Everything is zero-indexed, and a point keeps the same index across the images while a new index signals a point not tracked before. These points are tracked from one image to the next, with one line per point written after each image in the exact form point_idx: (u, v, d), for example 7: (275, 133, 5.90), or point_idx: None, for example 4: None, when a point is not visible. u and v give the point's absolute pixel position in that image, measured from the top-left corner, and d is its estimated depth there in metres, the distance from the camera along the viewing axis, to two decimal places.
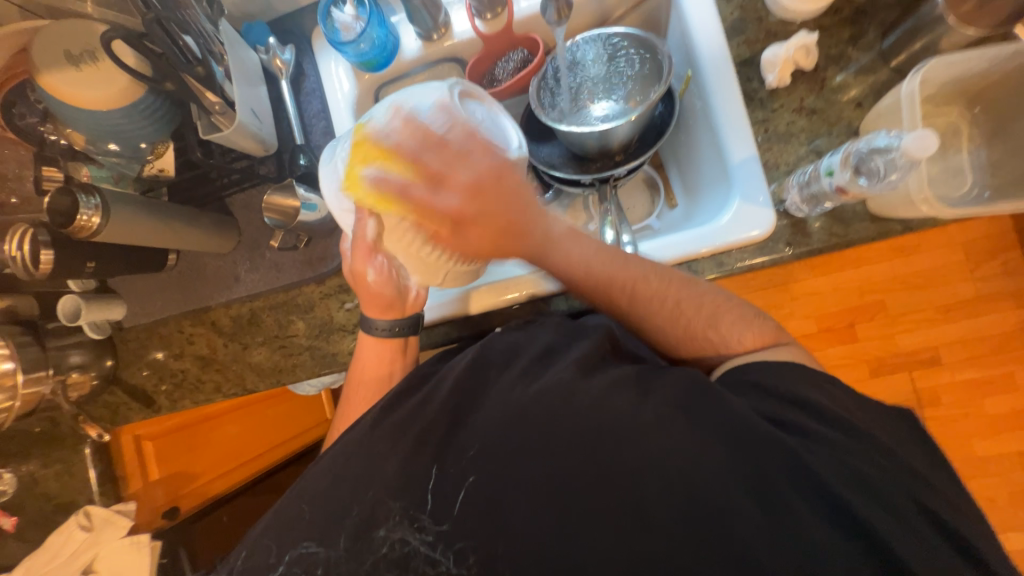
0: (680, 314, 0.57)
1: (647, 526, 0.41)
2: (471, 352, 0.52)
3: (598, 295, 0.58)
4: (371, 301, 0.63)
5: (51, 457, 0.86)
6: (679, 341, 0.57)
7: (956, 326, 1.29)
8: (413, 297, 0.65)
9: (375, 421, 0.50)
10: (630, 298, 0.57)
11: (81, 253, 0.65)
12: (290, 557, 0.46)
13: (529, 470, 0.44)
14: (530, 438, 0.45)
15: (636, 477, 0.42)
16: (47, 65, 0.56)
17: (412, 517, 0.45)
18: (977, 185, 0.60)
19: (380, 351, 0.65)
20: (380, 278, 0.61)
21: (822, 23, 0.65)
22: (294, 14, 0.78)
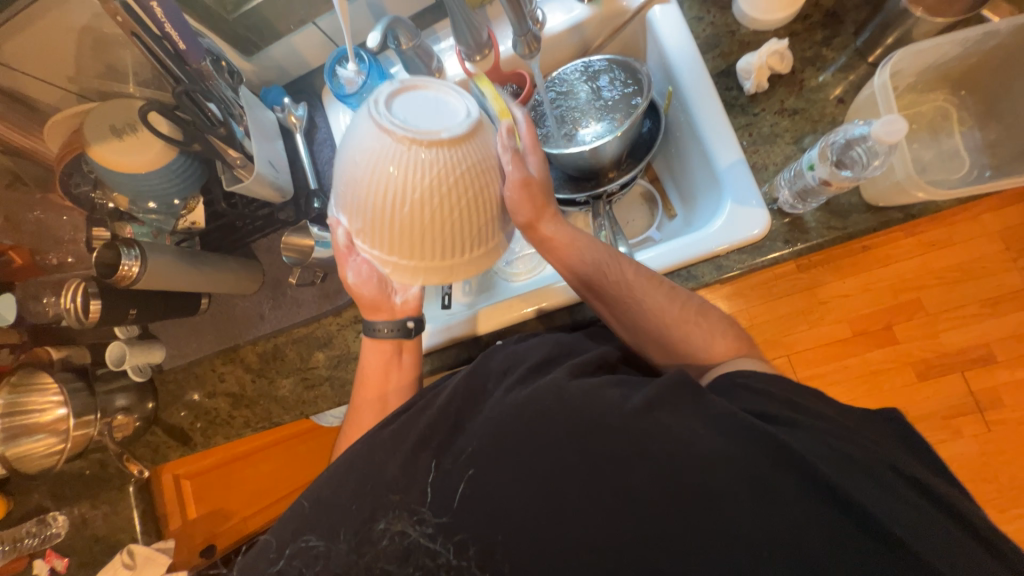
0: (676, 301, 0.59)
1: (646, 521, 0.41)
2: (470, 366, 0.55)
3: (592, 270, 0.61)
4: (371, 308, 0.66)
5: (100, 497, 0.92)
6: (671, 321, 0.58)
7: (1005, 319, 1.21)
8: (401, 302, 0.67)
9: (379, 429, 0.52)
10: (637, 277, 0.60)
11: (125, 301, 0.72)
12: (290, 550, 0.48)
13: (530, 473, 0.44)
14: (527, 441, 0.45)
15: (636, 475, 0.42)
16: (95, 139, 0.65)
17: (413, 511, 0.47)
18: (977, 166, 0.59)
19: (379, 354, 0.66)
20: (360, 279, 0.64)
21: (794, 28, 0.67)
22: (306, 76, 0.87)
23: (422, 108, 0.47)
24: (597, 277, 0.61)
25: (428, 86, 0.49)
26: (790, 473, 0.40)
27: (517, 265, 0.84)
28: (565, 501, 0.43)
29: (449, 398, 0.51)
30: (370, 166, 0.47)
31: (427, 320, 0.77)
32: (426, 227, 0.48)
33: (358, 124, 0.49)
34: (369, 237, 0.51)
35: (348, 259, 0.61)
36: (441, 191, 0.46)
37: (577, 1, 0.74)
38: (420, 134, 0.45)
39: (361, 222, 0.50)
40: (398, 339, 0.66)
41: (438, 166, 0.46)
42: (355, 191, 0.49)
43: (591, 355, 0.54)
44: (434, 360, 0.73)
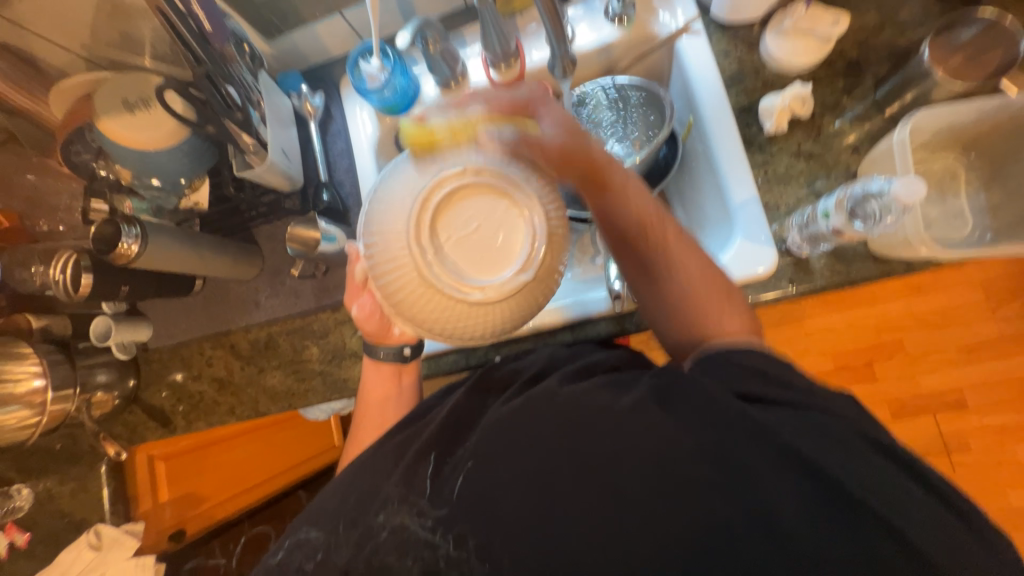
0: (710, 278, 0.55)
1: (640, 552, 0.40)
2: (471, 382, 0.56)
3: (633, 224, 0.56)
4: (372, 334, 0.64)
5: (68, 474, 0.89)
6: (700, 296, 0.55)
7: (980, 368, 1.25)
8: (399, 332, 0.64)
9: (381, 442, 0.54)
10: (677, 239, 0.56)
11: (118, 277, 0.70)
12: (290, 542, 0.50)
13: (524, 493, 0.43)
14: (524, 459, 0.44)
15: (636, 505, 0.41)
16: (105, 111, 0.62)
17: (412, 503, 0.47)
18: (978, 228, 0.61)
19: (380, 374, 0.65)
20: (363, 314, 0.63)
21: (818, 73, 0.68)
22: (326, 64, 0.85)
23: (483, 220, 0.47)
24: (638, 229, 0.56)
25: (511, 207, 0.47)
26: (788, 506, 0.39)
27: None
28: (562, 524, 0.42)
29: (449, 412, 0.52)
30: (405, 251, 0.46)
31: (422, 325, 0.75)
32: (430, 329, 0.48)
33: (413, 189, 0.47)
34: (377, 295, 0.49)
35: (355, 293, 0.64)
36: (461, 320, 0.47)
37: (608, 21, 0.73)
38: (463, 279, 0.45)
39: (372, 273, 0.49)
40: (397, 363, 0.65)
41: (462, 308, 0.46)
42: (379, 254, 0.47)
43: (588, 364, 0.52)
44: (432, 365, 0.73)
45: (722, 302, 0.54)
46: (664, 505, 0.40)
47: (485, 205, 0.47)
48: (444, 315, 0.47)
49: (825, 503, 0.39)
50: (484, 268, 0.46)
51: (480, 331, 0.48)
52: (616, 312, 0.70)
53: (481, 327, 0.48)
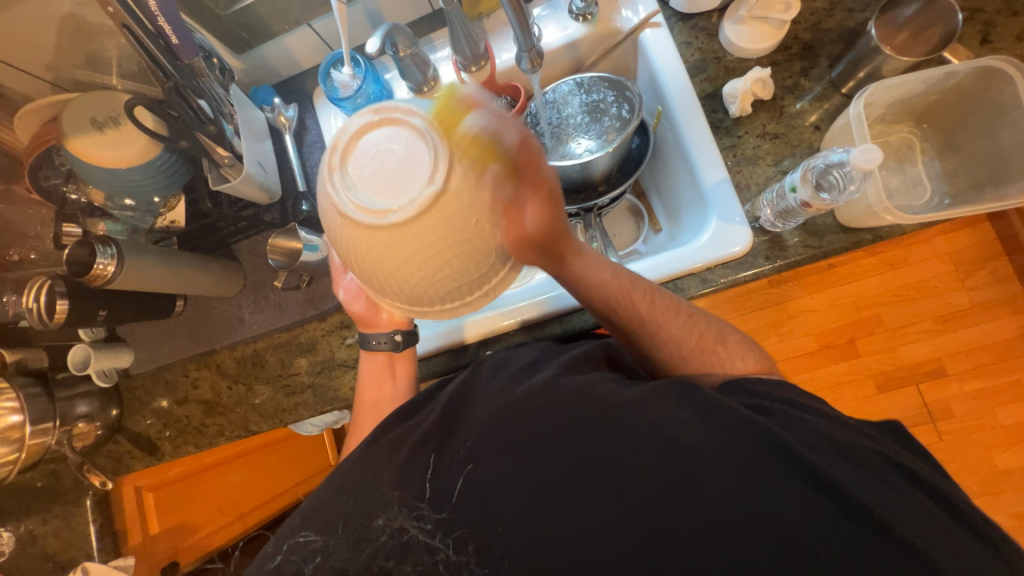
0: (694, 330, 0.58)
1: (636, 529, 0.41)
2: (462, 374, 0.54)
3: (602, 302, 0.59)
4: (361, 323, 0.66)
5: (52, 511, 0.86)
6: (690, 352, 0.57)
7: (955, 336, 1.30)
8: (387, 316, 0.66)
9: (372, 439, 0.52)
10: (651, 307, 0.58)
11: (95, 301, 0.68)
12: (289, 545, 0.48)
13: (524, 475, 0.44)
14: (524, 444, 0.45)
15: (628, 479, 0.42)
16: (74, 131, 0.62)
17: (412, 507, 0.46)
18: (937, 194, 0.64)
19: (373, 365, 0.66)
20: (351, 294, 0.66)
21: (776, 58, 0.71)
22: (297, 76, 0.86)
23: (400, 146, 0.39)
24: (610, 306, 0.58)
25: (408, 121, 0.39)
26: (773, 467, 0.41)
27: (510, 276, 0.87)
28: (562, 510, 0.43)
29: (442, 410, 0.51)
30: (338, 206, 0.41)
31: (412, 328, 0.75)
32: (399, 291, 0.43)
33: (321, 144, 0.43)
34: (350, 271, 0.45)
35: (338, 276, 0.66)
36: (412, 266, 0.40)
37: (572, 19, 0.76)
38: (369, 211, 0.38)
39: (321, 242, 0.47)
40: (392, 352, 0.66)
41: (383, 246, 0.39)
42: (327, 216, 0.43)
43: (578, 350, 0.54)
44: (424, 368, 0.73)
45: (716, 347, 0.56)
46: (662, 479, 0.41)
47: (384, 131, 0.40)
48: (372, 261, 0.41)
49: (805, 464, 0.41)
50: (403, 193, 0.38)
51: (422, 272, 0.41)
52: None
53: (420, 263, 0.40)
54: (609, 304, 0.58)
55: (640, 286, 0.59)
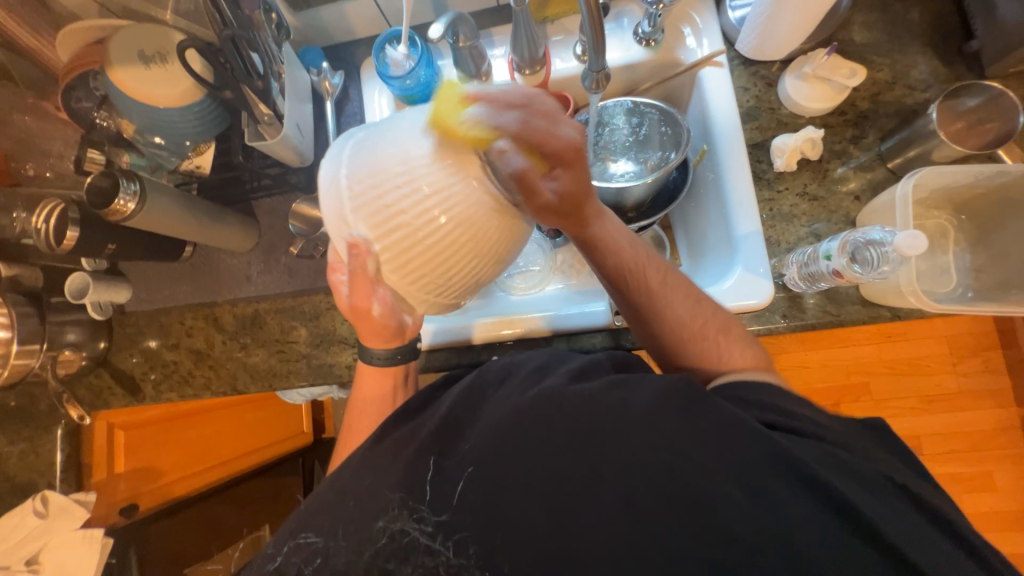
0: (696, 317, 0.56)
1: (650, 568, 0.38)
2: (467, 378, 0.52)
3: (614, 269, 0.58)
4: (387, 332, 0.57)
5: (22, 433, 0.86)
6: (690, 336, 0.56)
7: (938, 417, 1.31)
8: (412, 325, 0.58)
9: (377, 438, 0.51)
10: (660, 283, 0.57)
11: (106, 234, 0.67)
12: (289, 548, 0.46)
13: (533, 498, 0.42)
14: (535, 454, 0.43)
15: (651, 523, 0.39)
16: (118, 60, 0.60)
17: (412, 509, 0.45)
18: (961, 285, 0.65)
19: (376, 379, 0.62)
20: (385, 312, 0.53)
21: (829, 121, 0.71)
22: (348, 44, 0.84)
23: (533, 122, 0.45)
24: (622, 273, 0.57)
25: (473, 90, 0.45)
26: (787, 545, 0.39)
27: (517, 279, 0.87)
28: (575, 544, 0.40)
29: (450, 406, 0.49)
30: (388, 203, 0.41)
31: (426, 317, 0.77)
32: (452, 278, 0.45)
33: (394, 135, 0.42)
34: (391, 266, 0.44)
35: (368, 288, 0.49)
36: (459, 259, 0.43)
37: (636, 42, 0.75)
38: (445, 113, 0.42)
39: (366, 209, 0.42)
40: (403, 364, 0.62)
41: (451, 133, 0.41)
42: (366, 205, 0.42)
43: (591, 357, 0.52)
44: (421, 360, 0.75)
45: (717, 336, 0.55)
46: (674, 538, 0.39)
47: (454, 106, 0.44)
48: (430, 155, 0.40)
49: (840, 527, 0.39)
50: (446, 185, 0.40)
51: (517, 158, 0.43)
52: (613, 327, 0.72)
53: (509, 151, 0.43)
54: (617, 267, 0.57)
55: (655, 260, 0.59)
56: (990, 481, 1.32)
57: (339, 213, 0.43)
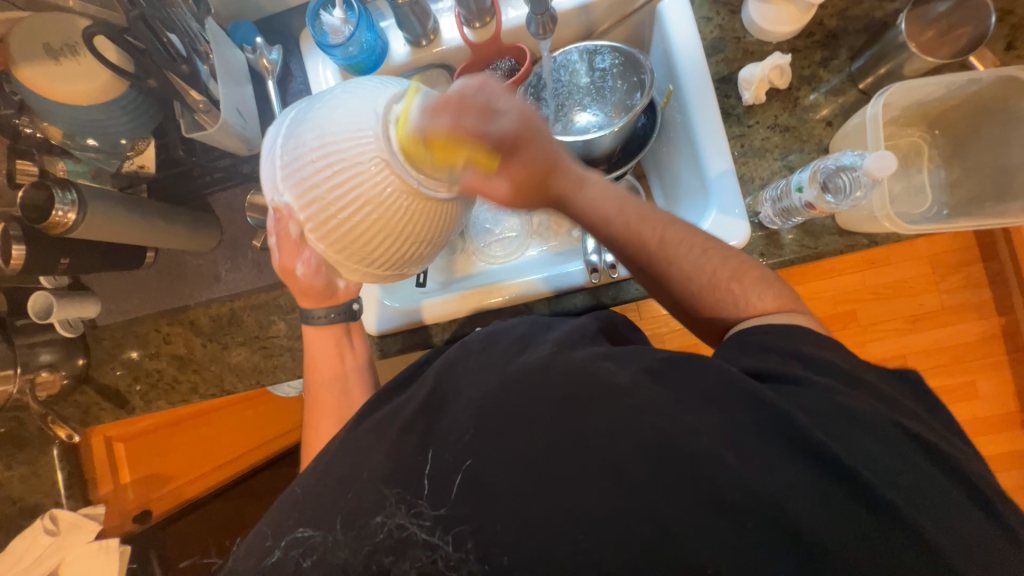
0: (704, 268, 0.54)
1: (636, 519, 0.39)
2: (449, 354, 0.53)
3: (621, 237, 0.57)
4: (316, 294, 0.61)
5: (16, 458, 0.83)
6: (700, 290, 0.54)
7: (923, 335, 1.35)
8: (344, 288, 0.62)
9: (356, 425, 0.51)
10: (664, 244, 0.55)
11: (55, 249, 0.63)
12: (286, 542, 0.46)
13: (520, 465, 0.42)
14: (514, 424, 0.43)
15: (635, 468, 0.40)
16: (24, 57, 0.55)
17: (410, 503, 0.44)
18: (937, 203, 0.64)
19: (327, 340, 0.66)
20: (309, 272, 0.56)
21: (796, 44, 0.68)
22: (282, 15, 0.78)
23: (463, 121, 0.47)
24: (617, 241, 0.57)
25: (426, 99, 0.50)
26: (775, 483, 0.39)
27: (495, 247, 0.86)
28: (564, 504, 0.40)
29: (432, 385, 0.49)
30: (313, 181, 0.47)
31: (404, 297, 0.76)
32: (372, 253, 0.51)
33: (334, 117, 0.47)
34: (311, 232, 0.50)
35: (294, 250, 0.54)
36: (369, 241, 0.49)
37: None
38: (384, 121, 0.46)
39: (296, 179, 0.47)
40: (345, 322, 0.65)
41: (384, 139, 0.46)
42: (294, 177, 0.48)
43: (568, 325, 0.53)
44: (404, 339, 0.74)
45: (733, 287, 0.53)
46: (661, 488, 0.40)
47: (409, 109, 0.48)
48: (356, 151, 0.45)
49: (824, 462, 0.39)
50: (361, 171, 0.46)
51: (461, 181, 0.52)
52: (593, 286, 0.71)
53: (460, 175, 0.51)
54: (612, 237, 0.57)
55: (663, 220, 0.57)
56: (973, 390, 1.37)
57: (274, 177, 0.49)
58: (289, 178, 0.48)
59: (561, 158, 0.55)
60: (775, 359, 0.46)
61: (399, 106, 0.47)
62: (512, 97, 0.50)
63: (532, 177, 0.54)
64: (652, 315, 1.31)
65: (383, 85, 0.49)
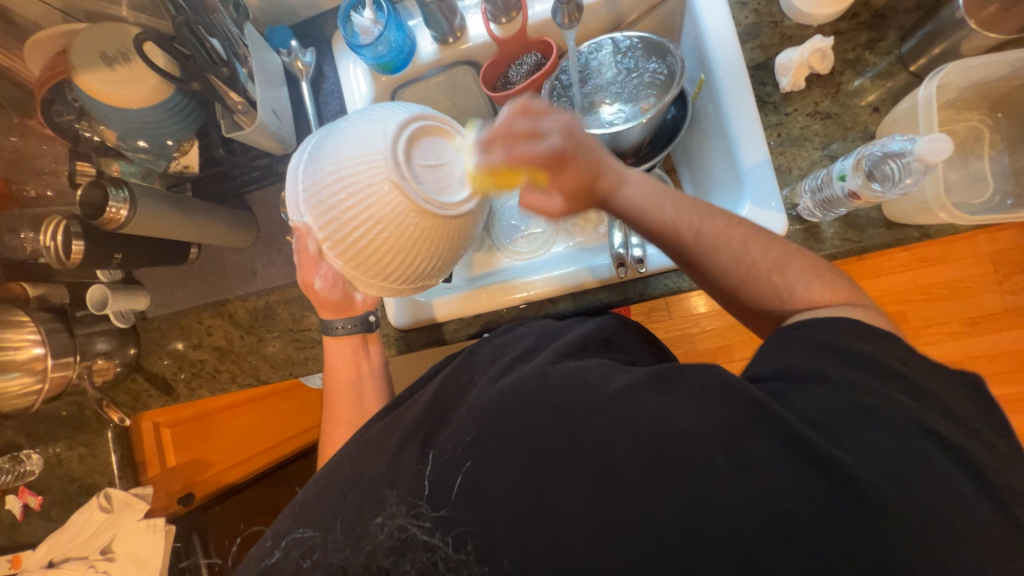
0: (752, 258, 0.51)
1: (645, 530, 0.38)
2: (453, 363, 0.55)
3: (662, 227, 0.55)
4: (335, 307, 0.65)
5: (76, 439, 0.90)
6: (739, 281, 0.51)
7: (982, 339, 1.24)
8: (362, 300, 0.65)
9: (361, 432, 0.53)
10: (699, 233, 0.53)
11: (110, 244, 0.68)
12: (287, 542, 0.47)
13: (525, 461, 0.42)
14: (518, 430, 0.43)
15: (636, 477, 0.39)
16: (83, 64, 0.59)
17: (411, 504, 0.44)
18: (999, 192, 0.59)
19: (343, 350, 0.67)
20: (327, 285, 0.60)
21: (840, 26, 0.64)
22: (316, 18, 0.80)
23: (517, 147, 0.54)
24: (656, 231, 0.56)
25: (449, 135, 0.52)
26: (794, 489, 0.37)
27: (521, 243, 0.85)
28: (575, 507, 0.40)
29: (434, 392, 0.51)
30: (329, 201, 0.48)
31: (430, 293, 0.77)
32: (386, 270, 0.52)
33: (350, 142, 0.48)
34: (329, 249, 0.51)
35: (312, 265, 0.57)
36: (384, 252, 0.50)
37: None
38: (394, 144, 0.47)
39: (316, 202, 0.49)
40: (362, 334, 0.68)
41: (395, 162, 0.47)
42: (313, 196, 0.49)
43: (576, 334, 0.52)
44: (427, 335, 0.75)
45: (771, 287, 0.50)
46: (671, 492, 0.38)
47: (428, 141, 0.50)
48: (368, 170, 0.47)
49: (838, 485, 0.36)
50: (372, 193, 0.47)
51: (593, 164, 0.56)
52: (620, 281, 0.70)
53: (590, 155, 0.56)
54: (651, 229, 0.56)
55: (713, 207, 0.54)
56: None
57: (296, 198, 0.51)
58: (310, 200, 0.49)
59: (601, 160, 0.57)
60: (814, 356, 0.42)
61: (410, 132, 0.49)
62: (556, 115, 0.56)
63: (579, 185, 0.56)
64: (682, 314, 1.27)
65: (393, 110, 0.50)
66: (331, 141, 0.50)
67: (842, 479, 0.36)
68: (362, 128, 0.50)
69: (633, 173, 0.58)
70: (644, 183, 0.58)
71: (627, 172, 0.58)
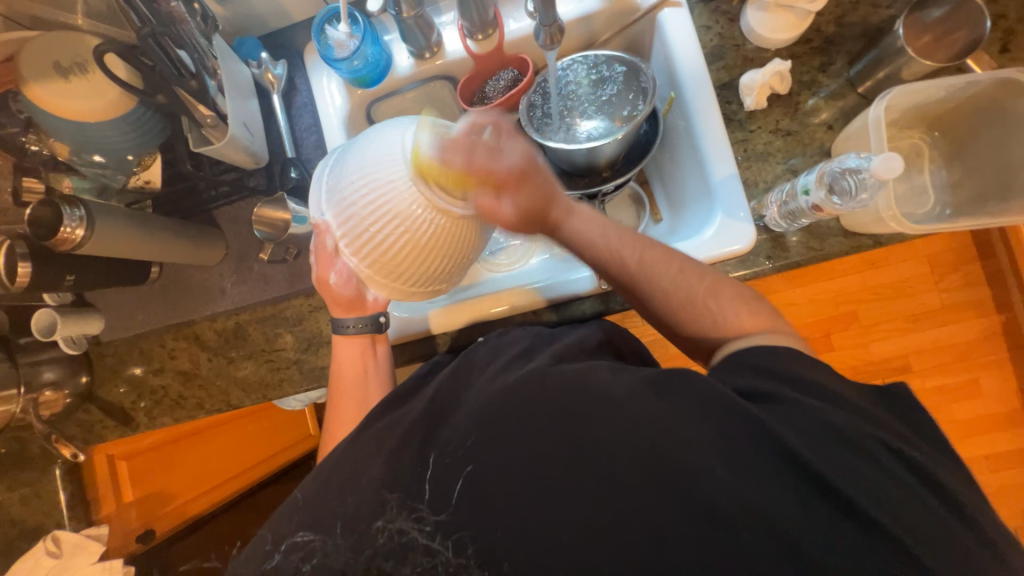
0: (712, 284, 0.54)
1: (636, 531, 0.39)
2: (454, 364, 0.54)
3: (604, 259, 0.58)
4: (347, 307, 0.64)
5: (18, 478, 0.83)
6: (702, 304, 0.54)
7: (924, 334, 1.35)
8: (373, 300, 0.64)
9: (363, 430, 0.51)
10: (640, 265, 0.56)
11: (61, 266, 0.63)
12: (288, 545, 0.46)
13: (513, 468, 0.42)
14: (512, 441, 0.43)
15: (626, 484, 0.40)
16: (34, 77, 0.56)
17: (411, 508, 0.44)
18: (940, 203, 0.65)
19: (351, 349, 0.66)
20: (341, 281, 0.59)
21: (795, 51, 0.69)
22: (287, 30, 0.79)
23: (476, 157, 0.51)
24: (603, 261, 0.59)
25: None
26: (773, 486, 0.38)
27: (501, 255, 0.86)
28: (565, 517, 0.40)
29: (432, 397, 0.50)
30: (352, 198, 0.51)
31: (409, 306, 0.76)
32: (403, 267, 0.53)
33: (375, 144, 0.51)
34: (346, 246, 0.53)
35: (330, 261, 0.57)
36: (400, 250, 0.51)
37: None
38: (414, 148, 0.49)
39: (340, 199, 0.52)
40: (371, 334, 0.66)
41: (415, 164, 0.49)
42: (334, 195, 0.52)
43: (573, 337, 0.54)
44: (410, 349, 0.74)
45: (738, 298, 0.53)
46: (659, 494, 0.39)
47: (446, 151, 0.52)
48: (385, 170, 0.49)
49: (823, 470, 0.38)
50: (391, 190, 0.49)
51: (544, 186, 0.58)
52: (603, 290, 0.71)
53: (542, 182, 0.58)
54: (595, 261, 0.59)
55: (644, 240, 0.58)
56: (975, 388, 1.37)
57: (319, 192, 0.54)
58: (333, 196, 0.52)
59: (552, 192, 0.59)
60: (791, 363, 0.45)
61: (428, 138, 0.51)
62: (514, 140, 0.57)
63: (533, 209, 0.57)
64: None
65: (414, 119, 0.52)
66: (356, 144, 0.53)
67: (828, 467, 0.38)
68: (384, 129, 0.52)
69: (581, 208, 0.61)
70: (595, 220, 0.61)
71: (575, 206, 0.61)
